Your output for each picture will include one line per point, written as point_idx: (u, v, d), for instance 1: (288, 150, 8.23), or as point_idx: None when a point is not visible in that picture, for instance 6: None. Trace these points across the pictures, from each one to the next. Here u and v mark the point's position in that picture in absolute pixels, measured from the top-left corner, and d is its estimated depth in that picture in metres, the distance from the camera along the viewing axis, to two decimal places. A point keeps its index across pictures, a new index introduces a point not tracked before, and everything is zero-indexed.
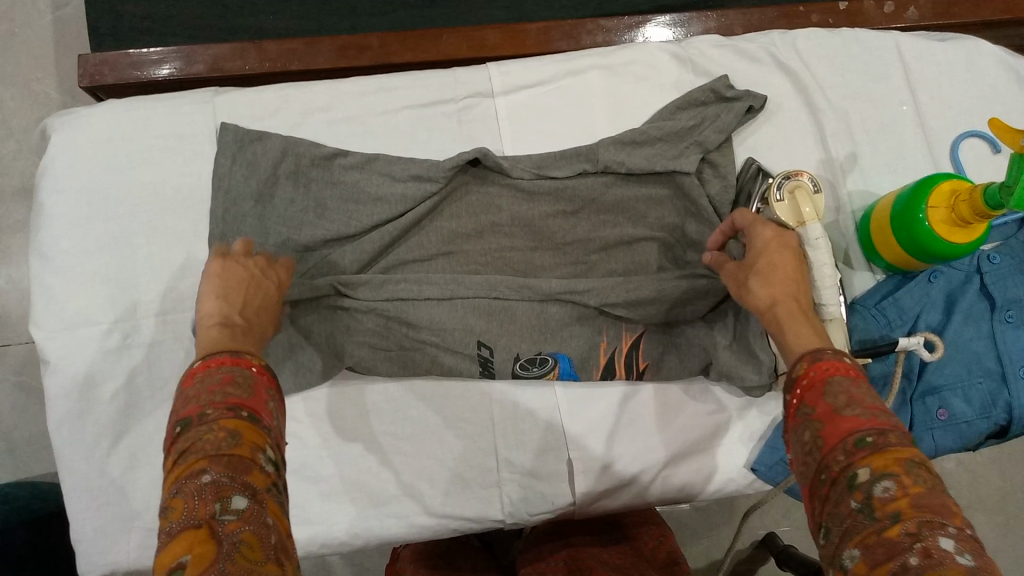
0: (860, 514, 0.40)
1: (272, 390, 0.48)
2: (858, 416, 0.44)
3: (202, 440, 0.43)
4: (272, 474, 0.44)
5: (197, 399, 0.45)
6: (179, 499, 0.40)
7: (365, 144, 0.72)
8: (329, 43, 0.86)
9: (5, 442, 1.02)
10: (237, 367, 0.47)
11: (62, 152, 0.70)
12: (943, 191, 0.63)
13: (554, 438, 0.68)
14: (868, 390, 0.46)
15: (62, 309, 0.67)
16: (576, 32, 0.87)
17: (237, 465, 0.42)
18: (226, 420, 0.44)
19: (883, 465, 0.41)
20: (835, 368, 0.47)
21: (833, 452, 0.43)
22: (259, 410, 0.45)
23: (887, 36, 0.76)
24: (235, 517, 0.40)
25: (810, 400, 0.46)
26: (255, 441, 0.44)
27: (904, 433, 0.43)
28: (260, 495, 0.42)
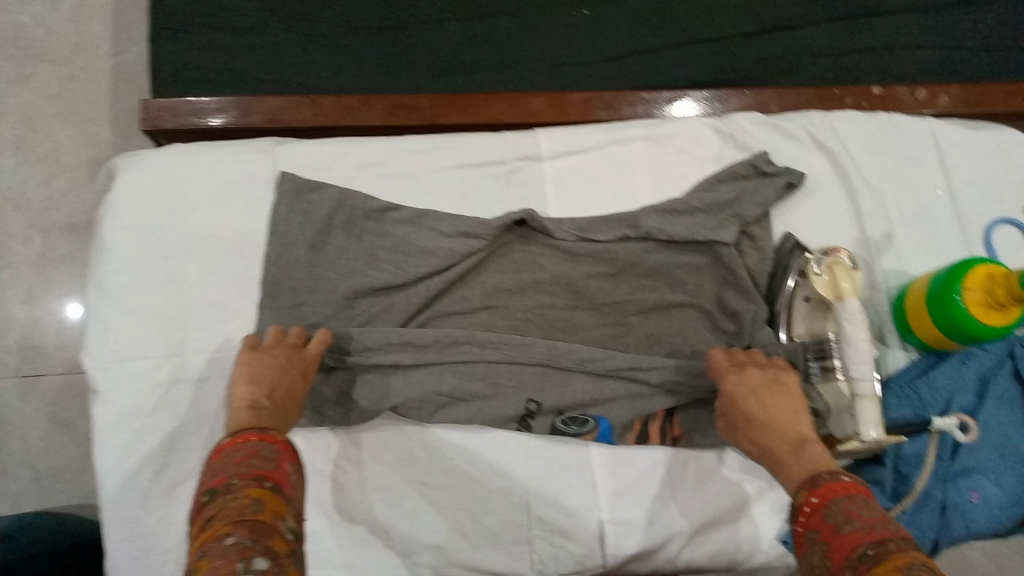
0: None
1: (293, 465, 0.54)
2: (857, 531, 0.47)
3: (229, 506, 0.47)
4: (292, 542, 0.47)
5: (226, 470, 0.50)
6: (205, 560, 0.42)
7: (416, 200, 0.75)
8: (381, 101, 0.90)
9: (29, 471, 1.03)
10: (263, 442, 0.53)
11: (128, 192, 0.73)
12: (979, 274, 0.65)
13: (587, 498, 0.69)
14: (866, 505, 0.50)
15: (114, 342, 0.69)
16: (617, 103, 0.91)
17: (261, 529, 0.45)
18: (251, 489, 0.49)
19: (882, 571, 0.43)
20: (835, 488, 0.52)
21: (842, 569, 0.46)
22: (281, 483, 0.51)
23: (922, 122, 0.79)
24: (257, 575, 0.42)
25: (813, 524, 0.50)
26: (277, 510, 0.48)
27: (902, 540, 0.46)
28: (281, 558, 0.44)
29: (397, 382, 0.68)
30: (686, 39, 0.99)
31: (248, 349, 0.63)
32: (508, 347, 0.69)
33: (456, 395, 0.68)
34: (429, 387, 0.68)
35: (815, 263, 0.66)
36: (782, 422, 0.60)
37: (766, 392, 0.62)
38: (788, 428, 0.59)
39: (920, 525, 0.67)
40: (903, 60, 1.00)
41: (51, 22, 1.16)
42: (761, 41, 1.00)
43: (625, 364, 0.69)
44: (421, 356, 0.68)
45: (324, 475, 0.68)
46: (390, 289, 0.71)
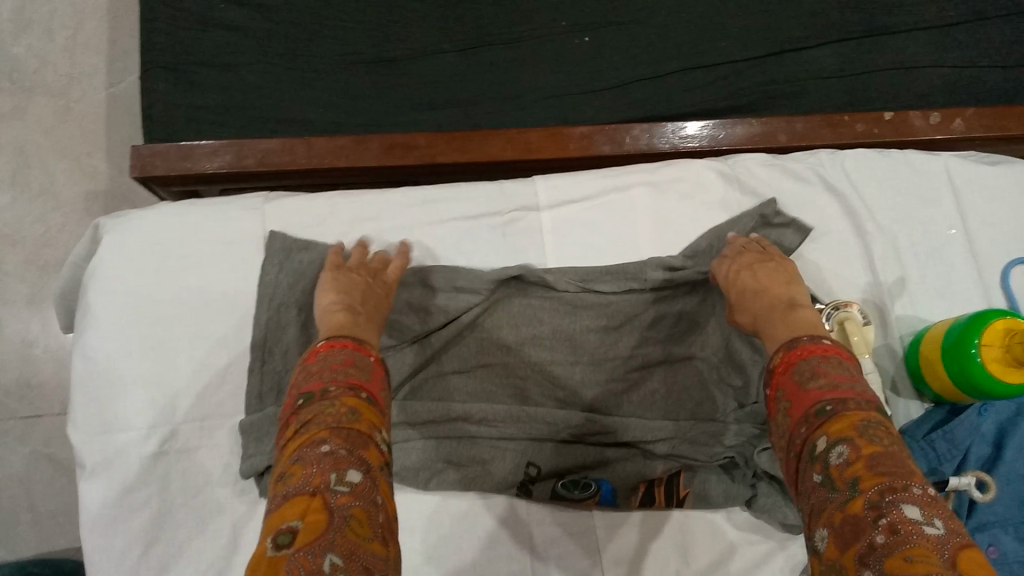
0: (823, 487, 0.43)
1: (386, 379, 0.53)
2: (820, 389, 0.47)
3: (325, 412, 0.47)
4: (385, 454, 0.47)
5: (322, 375, 0.50)
6: (300, 466, 0.44)
7: (411, 254, 0.73)
8: (376, 141, 0.87)
9: (29, 513, 1.00)
10: (359, 353, 0.53)
11: (114, 254, 0.71)
12: (997, 329, 0.62)
13: (592, 565, 0.66)
14: (839, 367, 0.49)
15: (102, 412, 0.67)
16: (618, 135, 0.86)
17: (356, 440, 0.46)
18: (346, 398, 0.48)
19: (838, 432, 0.44)
20: (810, 349, 0.51)
21: (800, 425, 0.47)
22: (375, 398, 0.50)
23: (936, 159, 0.77)
24: (348, 490, 0.43)
25: (784, 387, 0.50)
26: (373, 420, 0.48)
27: (865, 402, 0.46)
28: (373, 472, 0.45)
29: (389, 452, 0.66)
30: (691, 64, 0.96)
31: (332, 270, 0.64)
32: (504, 411, 0.67)
33: (461, 462, 0.67)
34: (426, 454, 0.67)
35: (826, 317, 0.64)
36: (776, 288, 0.60)
37: (758, 267, 0.63)
38: (778, 295, 0.60)
39: None
40: (916, 80, 0.96)
41: (46, 54, 1.14)
42: (768, 64, 0.96)
43: (619, 428, 0.67)
44: (413, 433, 0.67)
45: None
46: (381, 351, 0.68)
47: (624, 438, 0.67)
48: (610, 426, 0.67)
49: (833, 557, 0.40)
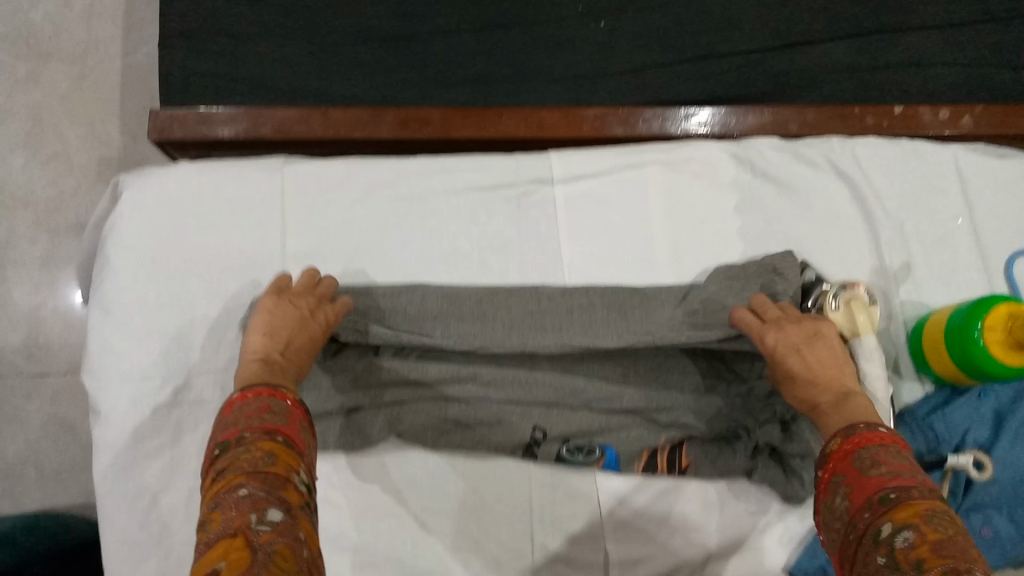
0: (886, 567, 0.41)
1: (303, 421, 0.53)
2: (881, 475, 0.47)
3: (241, 458, 0.47)
4: (304, 494, 0.48)
5: (237, 423, 0.50)
6: (219, 511, 0.44)
7: (426, 222, 0.74)
8: (392, 114, 0.88)
9: (34, 470, 1.02)
10: (274, 399, 0.53)
11: (134, 208, 0.72)
12: (1000, 312, 0.63)
13: (593, 528, 0.69)
14: (899, 455, 0.48)
15: (117, 362, 0.68)
16: (632, 118, 0.88)
17: (273, 481, 0.46)
18: (263, 442, 0.49)
19: (903, 518, 0.43)
20: (870, 438, 0.50)
21: (861, 511, 0.46)
22: (292, 438, 0.50)
23: (945, 150, 0.78)
24: (269, 528, 0.43)
25: (841, 470, 0.49)
26: (290, 463, 0.49)
27: (927, 490, 0.45)
28: (293, 510, 0.45)
29: (401, 411, 0.68)
30: (705, 52, 0.97)
31: (273, 298, 0.63)
32: (513, 385, 0.69)
33: (472, 421, 0.68)
34: (434, 414, 0.68)
35: (831, 296, 0.65)
36: (831, 376, 0.57)
37: (807, 348, 0.58)
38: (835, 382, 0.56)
39: None
40: (926, 77, 0.97)
41: (64, 21, 1.15)
42: (782, 56, 0.98)
43: (624, 398, 0.69)
44: (423, 392, 0.68)
45: (325, 499, 0.68)
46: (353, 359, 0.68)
47: (627, 405, 0.69)
48: (615, 394, 0.69)
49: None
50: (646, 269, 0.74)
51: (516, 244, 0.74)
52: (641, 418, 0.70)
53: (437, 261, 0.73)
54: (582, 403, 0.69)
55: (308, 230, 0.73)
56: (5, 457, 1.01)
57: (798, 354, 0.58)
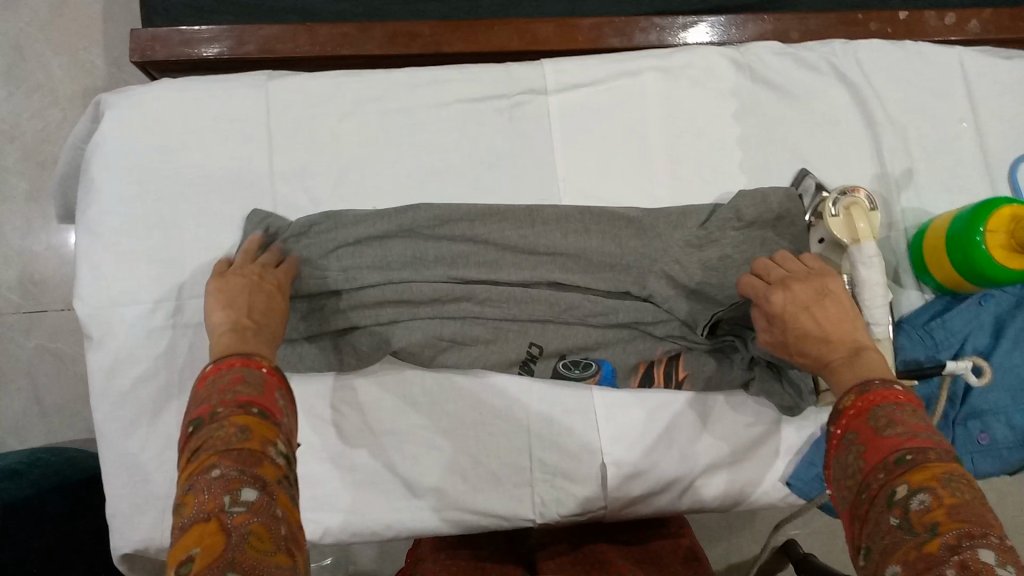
0: (899, 530, 0.40)
1: (281, 388, 0.49)
2: (899, 435, 0.44)
3: (214, 436, 0.43)
4: (283, 466, 0.44)
5: (209, 398, 0.46)
6: (191, 495, 0.41)
7: (417, 136, 0.72)
8: (380, 28, 0.85)
9: (37, 406, 1.02)
10: (247, 367, 0.48)
11: (115, 129, 0.70)
12: (1003, 215, 0.62)
13: (589, 442, 0.69)
14: (915, 412, 0.45)
15: (108, 287, 0.67)
16: (628, 29, 0.84)
17: (247, 458, 0.42)
18: (237, 416, 0.45)
19: (920, 481, 0.41)
20: (886, 394, 0.46)
21: (874, 470, 0.43)
22: (269, 408, 0.46)
23: (951, 51, 0.76)
24: (244, 508, 0.40)
25: (854, 426, 0.46)
26: (266, 435, 0.45)
27: (946, 452, 0.43)
28: (270, 488, 0.42)
29: (395, 329, 0.67)
30: None
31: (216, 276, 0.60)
32: (506, 306, 0.68)
33: (467, 338, 0.67)
34: (430, 332, 0.67)
35: (832, 203, 0.64)
36: (839, 331, 0.53)
37: (815, 305, 0.54)
38: (844, 339, 0.52)
39: None
40: None
41: None
42: None
43: (619, 315, 0.68)
44: (417, 312, 0.67)
45: (323, 419, 0.68)
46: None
47: (622, 319, 0.68)
48: (610, 308, 0.68)
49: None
50: (643, 180, 0.72)
51: (509, 158, 0.72)
52: (636, 333, 0.69)
53: (429, 176, 0.72)
54: (577, 320, 0.68)
55: (297, 147, 0.71)
56: (7, 393, 1.01)
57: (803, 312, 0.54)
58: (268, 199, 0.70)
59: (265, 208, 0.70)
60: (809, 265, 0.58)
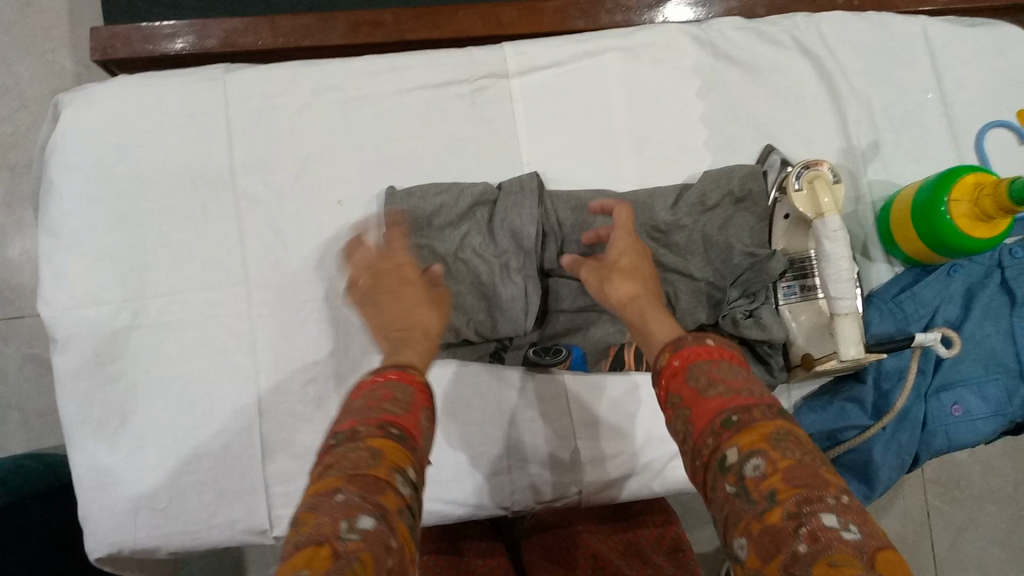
0: (736, 499, 0.36)
1: (428, 413, 0.45)
2: (721, 395, 0.40)
3: (348, 456, 0.39)
4: (408, 498, 0.39)
5: (353, 413, 0.42)
6: (310, 513, 0.36)
7: (379, 125, 0.71)
8: (342, 18, 0.83)
9: (18, 411, 0.96)
10: (398, 385, 0.45)
11: (71, 128, 0.69)
12: (966, 184, 0.62)
13: (562, 426, 0.69)
14: (731, 370, 0.42)
15: (71, 288, 0.67)
16: (594, 10, 0.83)
17: (373, 485, 0.37)
18: (374, 438, 0.40)
19: (750, 442, 0.37)
20: (698, 351, 0.43)
21: (701, 439, 0.39)
22: (409, 431, 0.42)
23: (914, 22, 0.76)
24: (359, 537, 0.35)
25: (675, 389, 0.43)
26: (399, 463, 0.40)
27: (770, 408, 0.39)
28: (390, 518, 0.37)
29: None
30: None
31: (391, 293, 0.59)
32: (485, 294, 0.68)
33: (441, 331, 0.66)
34: None
35: (795, 177, 0.63)
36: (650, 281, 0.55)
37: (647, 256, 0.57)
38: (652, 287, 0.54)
39: (903, 437, 0.66)
40: None
41: None
42: None
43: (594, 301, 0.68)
44: None
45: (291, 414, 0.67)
46: (330, 276, 0.69)
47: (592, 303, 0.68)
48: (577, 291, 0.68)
49: (754, 571, 0.34)
50: (608, 161, 0.72)
51: (472, 143, 0.72)
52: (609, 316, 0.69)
53: (393, 165, 0.71)
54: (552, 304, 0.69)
55: (257, 139, 0.70)
56: None
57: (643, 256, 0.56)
58: (230, 193, 0.69)
59: (228, 203, 0.69)
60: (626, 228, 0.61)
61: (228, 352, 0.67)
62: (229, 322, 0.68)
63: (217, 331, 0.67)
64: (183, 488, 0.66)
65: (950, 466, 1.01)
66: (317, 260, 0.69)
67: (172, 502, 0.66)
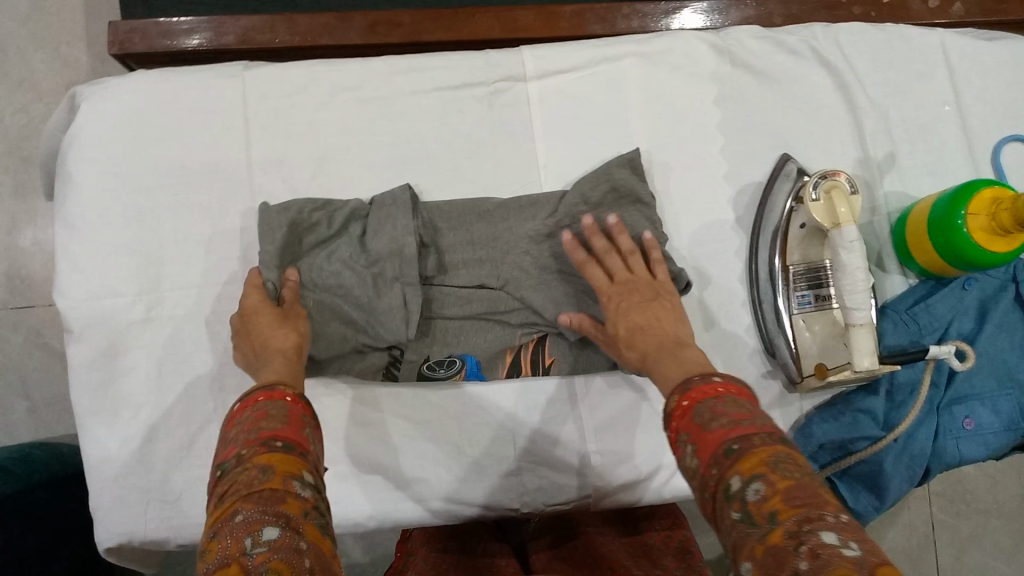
0: (743, 525, 0.38)
1: (306, 416, 0.47)
2: (722, 426, 0.42)
3: (238, 480, 0.41)
4: (310, 499, 0.41)
5: (234, 439, 0.44)
6: (215, 543, 0.38)
7: (395, 125, 0.72)
8: (359, 18, 0.83)
9: (25, 402, 0.97)
10: (270, 400, 0.47)
11: (88, 120, 0.69)
12: (983, 198, 0.62)
13: (574, 430, 0.69)
14: (735, 401, 0.44)
15: (85, 280, 0.67)
16: (611, 15, 0.83)
17: (269, 498, 0.39)
18: (260, 454, 0.42)
19: (751, 469, 0.39)
20: (704, 390, 0.46)
21: (706, 469, 0.41)
22: (294, 440, 0.44)
23: (932, 34, 0.76)
24: (266, 548, 0.37)
25: (682, 427, 0.45)
26: (289, 471, 0.42)
27: (769, 434, 0.41)
28: (296, 523, 0.39)
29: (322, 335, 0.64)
30: None
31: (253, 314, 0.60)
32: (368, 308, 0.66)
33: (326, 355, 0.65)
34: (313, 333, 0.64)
35: (812, 187, 0.63)
36: (663, 327, 0.58)
37: (642, 305, 0.60)
38: (668, 333, 0.57)
39: (914, 449, 0.66)
40: None
41: None
42: None
43: (492, 307, 0.68)
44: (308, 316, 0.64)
45: None
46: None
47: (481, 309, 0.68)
48: (464, 298, 0.68)
49: None
50: None
51: (488, 145, 0.72)
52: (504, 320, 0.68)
53: (408, 165, 0.71)
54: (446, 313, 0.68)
55: (274, 137, 0.71)
56: None
57: (637, 309, 0.59)
58: (246, 189, 0.70)
59: (243, 199, 0.69)
60: (630, 264, 0.63)
61: None
62: None
63: (231, 327, 0.68)
64: (193, 482, 0.66)
65: (955, 480, 1.01)
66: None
67: (183, 495, 0.66)
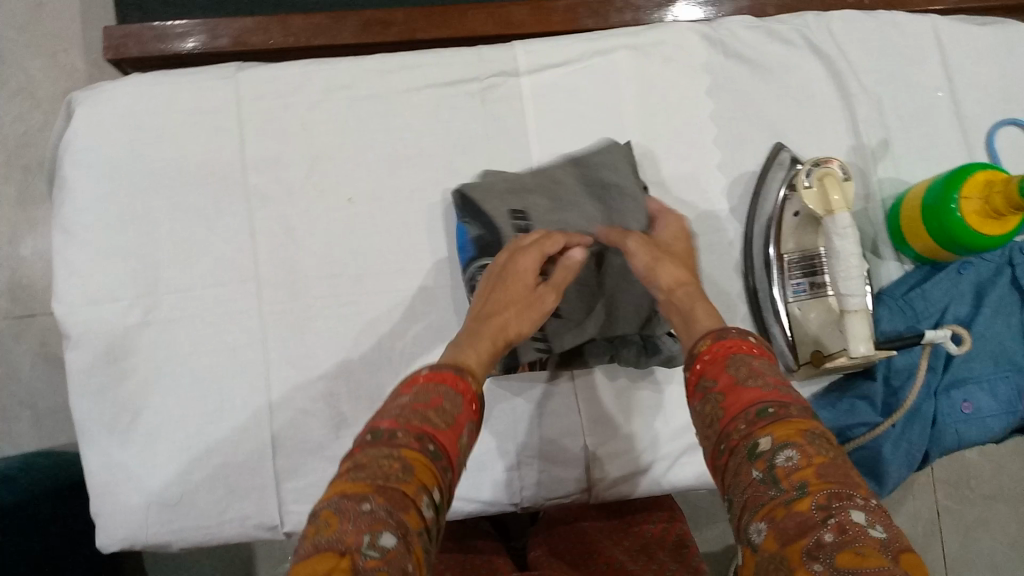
0: (762, 485, 0.38)
1: (468, 427, 0.46)
2: (759, 387, 0.42)
3: (379, 461, 0.40)
4: (430, 520, 0.40)
5: (389, 417, 0.44)
6: (337, 517, 0.37)
7: (389, 123, 0.72)
8: (353, 17, 0.83)
9: (29, 411, 0.97)
10: (447, 389, 0.46)
11: (83, 125, 0.69)
12: (977, 181, 0.61)
13: (572, 423, 0.69)
14: (770, 366, 0.45)
15: (84, 286, 0.67)
16: (603, 9, 0.83)
17: (399, 500, 0.38)
18: (409, 448, 0.41)
19: (785, 435, 0.39)
20: (739, 344, 0.46)
21: (733, 422, 0.42)
22: (445, 448, 0.43)
23: (924, 20, 0.76)
24: (380, 554, 0.36)
25: (711, 373, 0.45)
26: (426, 481, 0.41)
27: (805, 408, 0.41)
28: (411, 537, 0.38)
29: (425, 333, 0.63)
30: None
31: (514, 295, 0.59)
32: None
33: None
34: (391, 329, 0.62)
35: (805, 174, 0.63)
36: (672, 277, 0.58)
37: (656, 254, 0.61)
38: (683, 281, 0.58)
39: (912, 435, 0.67)
40: None
41: None
42: None
43: None
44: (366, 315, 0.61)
45: (297, 408, 0.67)
46: (340, 273, 0.70)
47: None
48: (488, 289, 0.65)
49: (771, 552, 0.35)
50: None
51: (482, 140, 0.72)
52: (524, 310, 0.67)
53: (402, 162, 0.71)
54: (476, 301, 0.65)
55: (269, 138, 0.71)
56: None
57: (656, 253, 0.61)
58: (242, 190, 0.70)
59: (239, 201, 0.70)
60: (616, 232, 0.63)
61: (239, 348, 0.68)
62: (239, 319, 0.68)
63: (229, 328, 0.68)
64: (193, 484, 0.66)
65: (959, 466, 1.01)
66: (327, 258, 0.70)
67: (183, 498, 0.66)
